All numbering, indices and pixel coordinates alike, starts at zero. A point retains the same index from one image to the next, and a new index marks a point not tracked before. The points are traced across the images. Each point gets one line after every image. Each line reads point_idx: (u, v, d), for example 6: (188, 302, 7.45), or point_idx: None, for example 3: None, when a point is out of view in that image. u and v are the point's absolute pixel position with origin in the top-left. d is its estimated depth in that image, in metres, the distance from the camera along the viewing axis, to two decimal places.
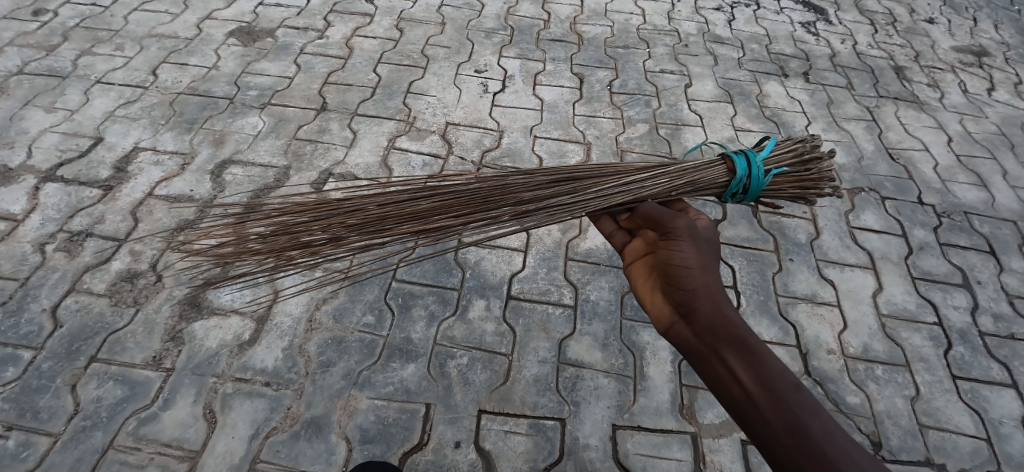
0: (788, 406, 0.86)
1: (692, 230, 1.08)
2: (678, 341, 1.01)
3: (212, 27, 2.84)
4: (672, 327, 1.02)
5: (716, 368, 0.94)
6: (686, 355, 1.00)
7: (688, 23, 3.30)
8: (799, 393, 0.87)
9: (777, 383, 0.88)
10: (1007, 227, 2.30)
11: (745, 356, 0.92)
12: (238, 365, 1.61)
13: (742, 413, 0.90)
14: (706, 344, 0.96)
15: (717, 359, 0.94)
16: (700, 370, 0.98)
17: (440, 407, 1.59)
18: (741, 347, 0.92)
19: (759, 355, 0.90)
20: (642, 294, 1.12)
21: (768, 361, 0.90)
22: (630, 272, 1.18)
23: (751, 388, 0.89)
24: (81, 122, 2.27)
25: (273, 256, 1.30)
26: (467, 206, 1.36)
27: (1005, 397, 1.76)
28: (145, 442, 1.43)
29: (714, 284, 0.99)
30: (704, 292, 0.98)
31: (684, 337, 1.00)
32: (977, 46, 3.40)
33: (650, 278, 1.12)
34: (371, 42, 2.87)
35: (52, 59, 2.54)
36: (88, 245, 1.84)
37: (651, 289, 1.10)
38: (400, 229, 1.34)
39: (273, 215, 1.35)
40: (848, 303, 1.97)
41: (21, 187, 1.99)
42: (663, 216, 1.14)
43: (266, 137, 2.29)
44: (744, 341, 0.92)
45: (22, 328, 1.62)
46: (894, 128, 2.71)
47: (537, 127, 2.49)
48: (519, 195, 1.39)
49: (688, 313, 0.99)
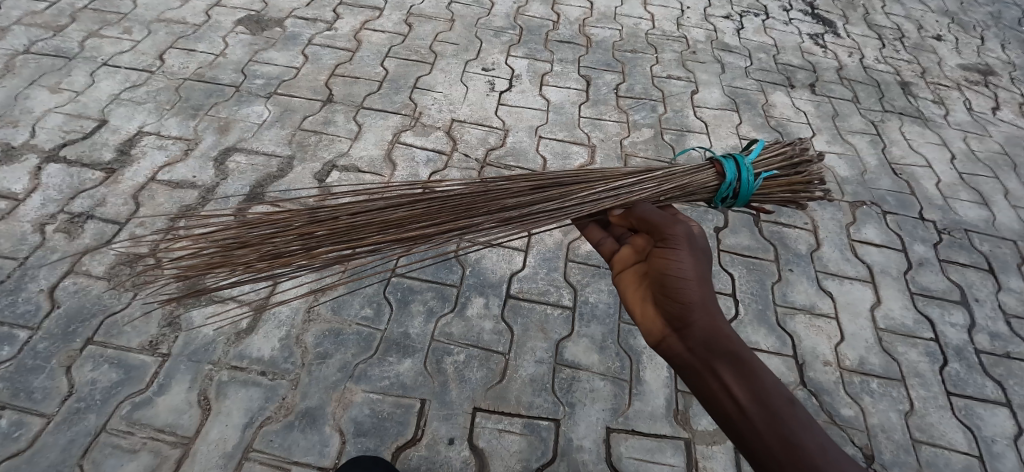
0: (782, 421, 0.86)
1: (690, 238, 1.06)
2: (670, 354, 1.01)
3: (221, 14, 2.84)
4: (664, 341, 1.02)
5: (710, 384, 0.94)
6: (678, 368, 1.00)
7: (698, 30, 3.30)
8: (794, 407, 0.88)
9: (771, 398, 0.89)
10: (1007, 247, 2.30)
11: (738, 371, 0.92)
12: (234, 353, 1.61)
13: (734, 425, 0.91)
14: (701, 359, 0.96)
15: (710, 375, 0.94)
16: (691, 384, 0.98)
17: (435, 403, 1.59)
18: (735, 362, 0.93)
19: (753, 370, 0.91)
20: (631, 304, 1.11)
21: (762, 376, 0.91)
22: (619, 282, 1.17)
23: (745, 403, 0.90)
24: (85, 104, 2.26)
25: (243, 269, 1.27)
26: (449, 214, 1.35)
27: (998, 416, 1.77)
28: (138, 426, 1.43)
29: (710, 295, 0.98)
30: (700, 305, 0.97)
31: (676, 350, 0.99)
32: (984, 64, 3.41)
33: (642, 289, 1.10)
34: (379, 36, 2.87)
35: (59, 39, 2.53)
36: (88, 228, 1.83)
37: (642, 300, 1.09)
38: (377, 238, 1.31)
39: (243, 227, 1.31)
40: (847, 316, 1.97)
41: (23, 166, 1.99)
42: (659, 222, 1.12)
43: (271, 126, 2.29)
44: (738, 356, 0.93)
45: (19, 307, 1.62)
46: (898, 143, 2.72)
47: (543, 127, 2.49)
48: (503, 201, 1.38)
49: (682, 326, 0.98)
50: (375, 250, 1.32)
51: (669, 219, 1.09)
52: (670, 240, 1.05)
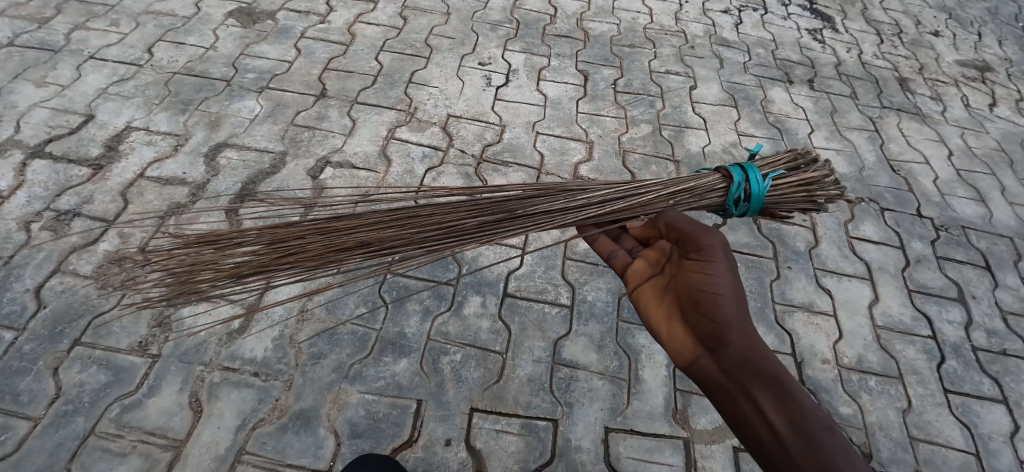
0: (819, 449, 0.84)
1: (725, 248, 1.03)
2: (702, 376, 1.01)
3: (211, 6, 2.78)
4: (695, 361, 1.02)
5: (743, 407, 0.94)
6: (711, 390, 1.00)
7: (696, 25, 3.28)
8: (833, 435, 0.86)
9: (810, 424, 0.87)
10: (1003, 243, 2.30)
11: (776, 394, 0.91)
12: (226, 354, 1.58)
13: (767, 450, 0.90)
14: (736, 381, 0.95)
15: (745, 398, 0.94)
16: (724, 407, 0.97)
17: (432, 404, 1.56)
18: (772, 385, 0.92)
19: (790, 393, 0.90)
20: (659, 322, 1.11)
21: (800, 401, 0.90)
22: (644, 297, 1.17)
23: (781, 429, 0.88)
24: (72, 98, 2.21)
25: (227, 275, 1.23)
26: (450, 214, 1.33)
27: (995, 413, 1.77)
28: (128, 429, 1.40)
29: (745, 315, 0.97)
30: (737, 325, 0.96)
31: (710, 371, 0.99)
32: (981, 60, 3.41)
33: (671, 306, 1.10)
34: (373, 29, 2.82)
35: (44, 32, 2.47)
36: (75, 226, 1.79)
37: (670, 318, 1.09)
38: (368, 240, 1.28)
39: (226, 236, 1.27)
40: (844, 314, 1.96)
41: (8, 163, 1.94)
42: (690, 228, 1.08)
43: (263, 122, 2.24)
44: (776, 379, 0.92)
45: (4, 307, 1.58)
46: (896, 140, 2.71)
47: (540, 123, 2.46)
48: (507, 204, 1.36)
49: (717, 346, 0.98)
50: (374, 256, 1.28)
51: (700, 228, 1.06)
52: (702, 252, 1.03)
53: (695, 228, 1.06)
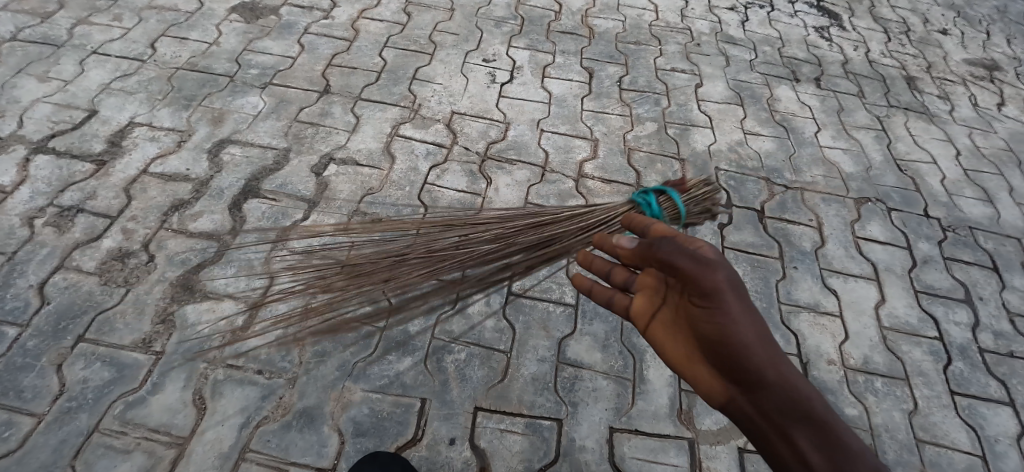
0: None
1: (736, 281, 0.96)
2: (738, 418, 0.95)
3: (214, 1, 2.77)
4: (728, 406, 0.96)
5: (785, 452, 0.89)
6: (749, 433, 0.94)
7: (701, 22, 3.26)
8: None
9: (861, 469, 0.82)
10: (1011, 244, 2.29)
11: (820, 437, 0.86)
12: (230, 351, 1.57)
13: None
14: (774, 426, 0.90)
15: (787, 443, 0.89)
16: (765, 450, 0.92)
17: (436, 403, 1.56)
18: (814, 428, 0.87)
19: (834, 435, 0.85)
20: (681, 361, 1.04)
21: (846, 442, 0.84)
22: (658, 336, 1.08)
23: None
24: (74, 93, 2.20)
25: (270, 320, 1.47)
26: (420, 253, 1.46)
27: (1001, 415, 1.76)
28: (132, 426, 1.39)
29: (775, 353, 0.91)
30: (768, 366, 0.90)
31: (746, 415, 0.94)
32: (989, 59, 3.38)
33: (690, 346, 1.02)
34: (377, 25, 2.81)
35: (46, 26, 2.46)
36: (78, 222, 1.78)
37: (693, 359, 1.02)
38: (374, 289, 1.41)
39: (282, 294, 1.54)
40: (850, 314, 1.95)
41: (10, 158, 1.93)
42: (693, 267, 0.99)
43: (266, 118, 2.23)
44: (817, 420, 0.87)
45: (7, 303, 1.57)
46: (903, 139, 2.69)
47: (545, 120, 2.44)
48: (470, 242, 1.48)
49: (751, 390, 0.92)
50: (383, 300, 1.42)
51: (703, 264, 0.98)
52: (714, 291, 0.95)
53: (697, 264, 0.98)
